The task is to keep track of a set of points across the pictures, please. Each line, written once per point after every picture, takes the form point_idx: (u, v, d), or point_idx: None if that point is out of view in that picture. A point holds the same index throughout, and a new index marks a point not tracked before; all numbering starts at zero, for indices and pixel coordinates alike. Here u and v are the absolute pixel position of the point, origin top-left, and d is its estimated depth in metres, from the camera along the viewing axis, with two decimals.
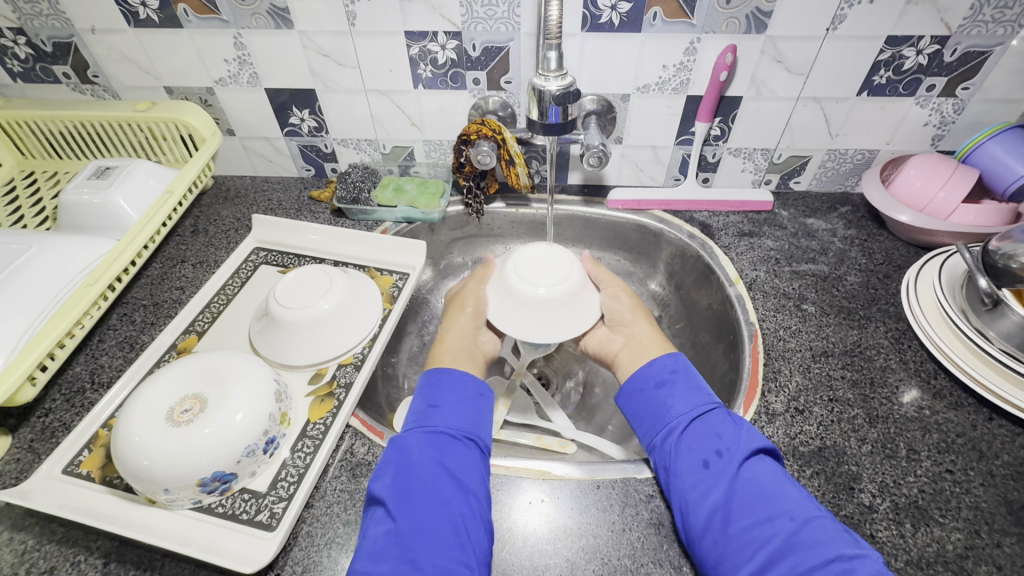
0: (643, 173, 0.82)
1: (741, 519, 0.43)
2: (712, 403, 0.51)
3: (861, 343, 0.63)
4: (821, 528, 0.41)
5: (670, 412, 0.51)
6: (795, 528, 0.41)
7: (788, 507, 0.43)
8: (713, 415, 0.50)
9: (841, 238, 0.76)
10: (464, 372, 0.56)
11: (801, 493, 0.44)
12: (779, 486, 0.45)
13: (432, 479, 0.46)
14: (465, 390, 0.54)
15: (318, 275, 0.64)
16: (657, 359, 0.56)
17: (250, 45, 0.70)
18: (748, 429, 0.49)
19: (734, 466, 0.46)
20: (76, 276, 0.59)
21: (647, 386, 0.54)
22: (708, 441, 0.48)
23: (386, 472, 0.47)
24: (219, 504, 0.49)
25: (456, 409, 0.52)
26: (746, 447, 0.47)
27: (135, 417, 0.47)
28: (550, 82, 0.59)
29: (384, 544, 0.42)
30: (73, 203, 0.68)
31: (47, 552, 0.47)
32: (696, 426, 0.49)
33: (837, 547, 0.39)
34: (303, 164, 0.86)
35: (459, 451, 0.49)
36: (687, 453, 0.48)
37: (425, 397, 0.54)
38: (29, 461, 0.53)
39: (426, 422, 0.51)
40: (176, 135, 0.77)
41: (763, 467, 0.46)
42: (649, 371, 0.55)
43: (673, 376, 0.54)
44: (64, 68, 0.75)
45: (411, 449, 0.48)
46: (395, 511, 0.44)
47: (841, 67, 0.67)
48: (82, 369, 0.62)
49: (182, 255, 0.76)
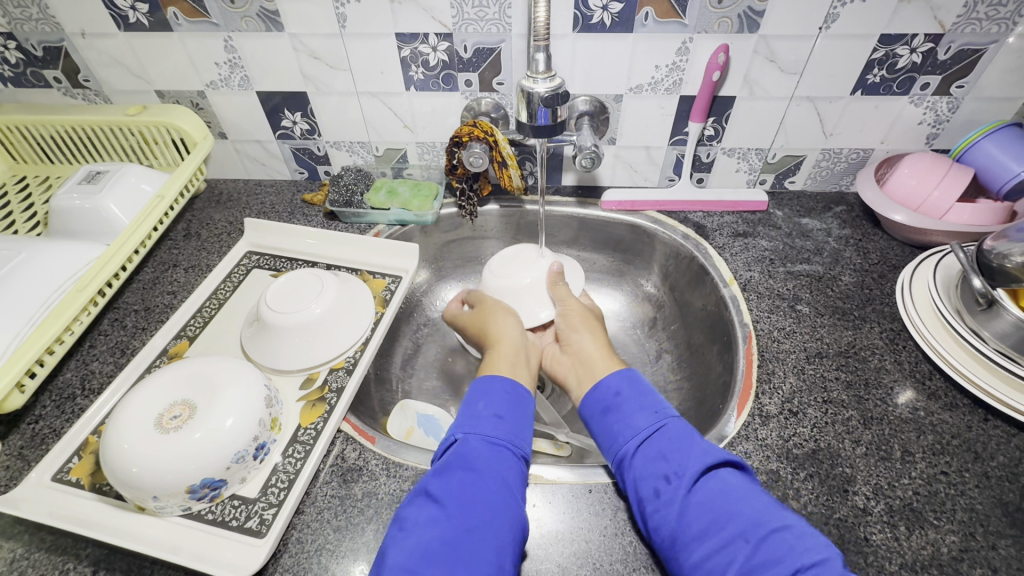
0: (637, 174, 0.82)
1: (699, 544, 0.42)
2: (661, 420, 0.50)
3: (856, 343, 0.62)
4: (777, 543, 0.40)
5: (619, 438, 0.50)
6: (751, 549, 0.40)
7: (743, 527, 0.41)
8: (661, 435, 0.49)
9: (836, 238, 0.76)
10: (515, 383, 0.56)
11: (759, 505, 0.43)
12: (736, 502, 0.43)
13: (498, 491, 0.45)
14: (519, 404, 0.54)
15: (309, 279, 0.64)
16: (603, 381, 0.55)
17: (241, 48, 0.70)
18: (700, 445, 0.47)
19: (685, 489, 0.45)
20: (66, 282, 0.59)
21: (597, 411, 0.54)
22: (659, 463, 0.47)
23: (452, 474, 0.46)
24: (209, 511, 0.49)
25: (511, 423, 0.52)
26: (695, 466, 0.45)
27: (124, 424, 0.47)
28: (539, 83, 0.58)
29: (436, 548, 0.41)
30: (64, 208, 0.67)
31: (35, 560, 0.47)
32: (643, 451, 0.49)
33: (793, 564, 0.38)
34: (296, 168, 0.86)
35: (512, 465, 0.49)
36: (641, 478, 0.47)
37: (484, 403, 0.53)
38: (19, 468, 0.53)
39: (486, 430, 0.50)
40: (167, 139, 0.76)
41: (716, 483, 0.44)
42: (596, 396, 0.55)
43: (618, 397, 0.53)
44: (55, 72, 0.75)
45: (475, 454, 0.48)
46: (455, 513, 0.44)
47: (835, 66, 0.66)
48: (74, 375, 0.61)
49: (175, 259, 0.76)
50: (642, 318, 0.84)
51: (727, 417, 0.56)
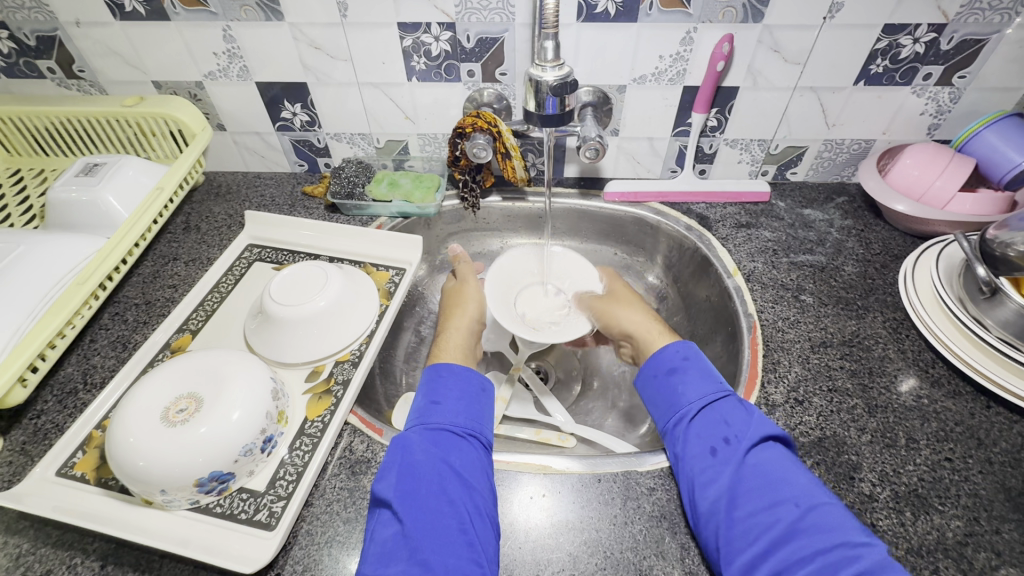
0: (639, 165, 0.82)
1: (746, 504, 0.45)
2: (724, 390, 0.53)
3: (860, 333, 0.63)
4: (824, 515, 0.43)
5: (681, 400, 0.53)
6: (800, 514, 0.43)
7: (794, 494, 0.44)
8: (725, 403, 0.52)
9: (839, 228, 0.76)
10: (463, 367, 0.58)
11: (808, 478, 0.46)
12: (787, 473, 0.46)
13: (437, 477, 0.47)
14: (465, 384, 0.56)
15: (314, 272, 0.63)
16: (668, 346, 0.58)
17: (240, 37, 0.69)
18: (757, 415, 0.50)
19: (741, 453, 0.48)
20: (67, 275, 0.58)
21: (659, 372, 0.57)
22: (720, 425, 0.50)
23: (390, 472, 0.47)
24: (218, 504, 0.48)
25: (458, 405, 0.53)
26: (754, 434, 0.48)
27: (131, 417, 0.47)
28: (548, 72, 0.57)
29: (392, 547, 0.43)
30: (62, 201, 0.66)
31: (42, 555, 0.47)
32: (706, 414, 0.51)
33: (841, 535, 0.41)
34: (296, 160, 0.85)
35: (462, 448, 0.50)
36: (698, 437, 0.50)
37: (424, 394, 0.55)
38: (22, 463, 0.53)
39: (428, 420, 0.52)
40: (165, 130, 0.75)
41: (770, 453, 0.47)
42: (662, 358, 0.58)
43: (686, 362, 0.56)
44: (49, 63, 0.74)
45: (413, 448, 0.49)
46: (402, 512, 0.44)
47: (838, 56, 0.66)
48: (75, 370, 0.61)
49: (175, 253, 0.75)
50: None
51: None
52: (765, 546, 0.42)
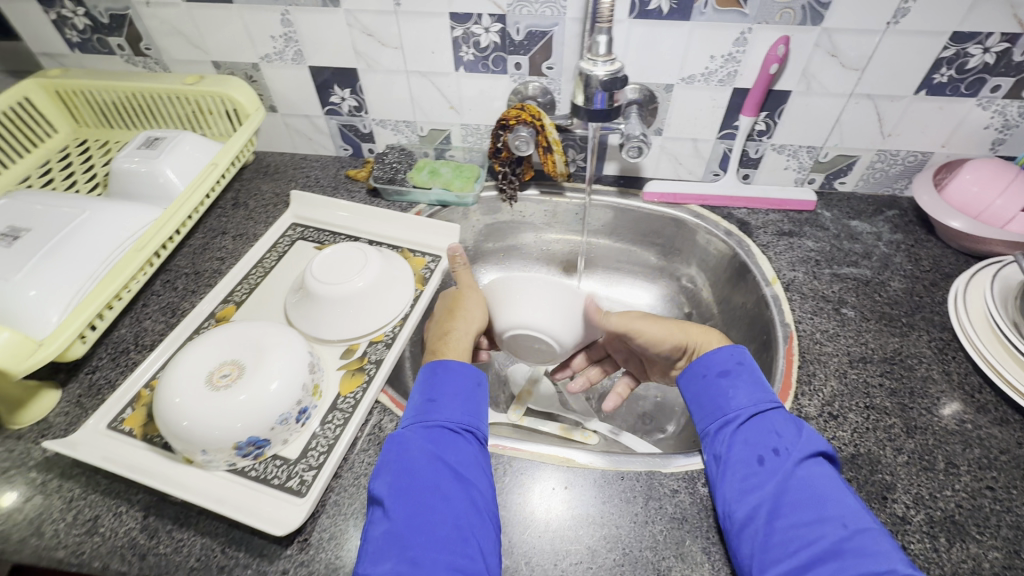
0: (681, 167, 0.81)
1: (788, 516, 0.44)
2: (775, 400, 0.51)
3: (902, 351, 0.61)
4: (872, 539, 0.41)
5: (729, 403, 0.52)
6: (845, 535, 0.42)
7: (842, 514, 0.43)
8: (776, 413, 0.50)
9: (887, 242, 0.74)
10: (459, 362, 0.55)
11: (857, 501, 0.44)
12: (836, 492, 0.44)
13: (432, 476, 0.46)
14: (463, 380, 0.53)
15: (353, 253, 0.65)
16: (722, 348, 0.56)
17: (297, 22, 0.71)
18: (809, 430, 0.49)
19: (791, 464, 0.46)
20: (126, 241, 0.62)
21: (709, 373, 0.55)
22: (769, 435, 0.49)
23: (385, 469, 0.47)
24: (252, 468, 0.50)
25: (456, 403, 0.52)
26: (806, 448, 0.47)
27: (178, 378, 0.49)
28: (598, 66, 0.57)
29: (383, 545, 0.43)
30: (124, 171, 0.70)
31: (91, 501, 0.50)
32: (755, 421, 0.50)
33: (890, 562, 0.39)
34: (341, 144, 0.87)
35: (458, 446, 0.49)
36: (746, 443, 0.49)
37: (423, 389, 0.53)
38: (77, 414, 0.56)
39: (425, 418, 0.50)
40: (221, 109, 0.78)
41: (818, 469, 0.46)
42: (714, 360, 0.56)
43: (739, 367, 0.54)
44: (119, 40, 0.78)
45: (410, 445, 0.48)
46: (393, 510, 0.44)
47: (899, 64, 0.64)
48: (128, 331, 0.64)
49: (223, 227, 0.78)
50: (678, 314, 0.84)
51: None
52: (806, 560, 0.41)
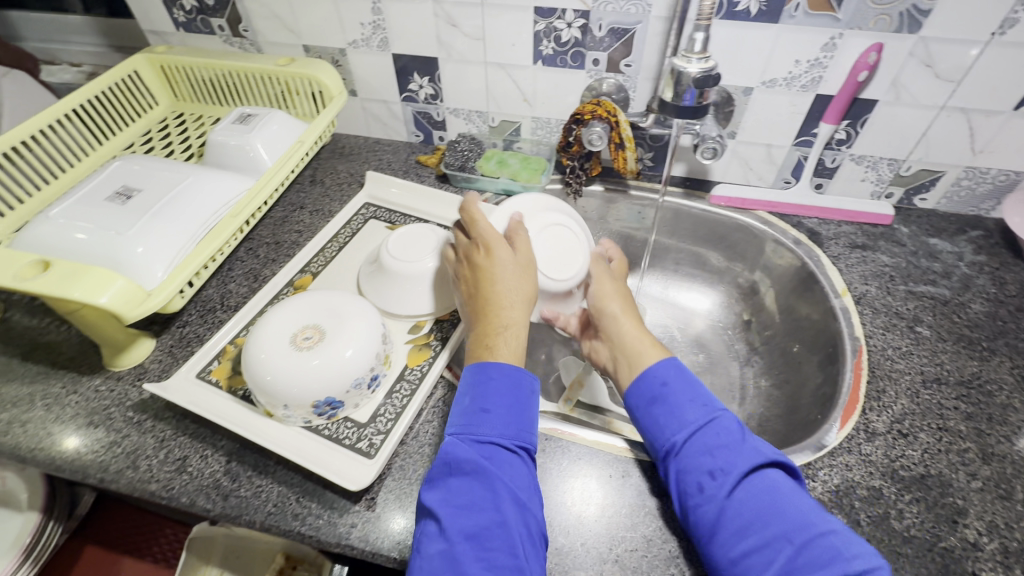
0: (751, 172, 0.80)
1: (738, 544, 0.41)
2: (711, 413, 0.47)
3: (981, 375, 0.58)
4: (822, 547, 0.39)
5: (663, 432, 0.48)
6: (793, 553, 0.39)
7: (786, 529, 0.40)
8: (711, 427, 0.47)
9: (969, 263, 0.71)
10: (511, 364, 0.50)
11: (804, 505, 0.41)
12: (779, 504, 0.41)
13: (488, 496, 0.43)
14: (516, 390, 0.49)
15: (425, 234, 0.67)
16: (650, 368, 0.52)
17: (387, 11, 0.74)
18: (746, 439, 0.45)
19: (728, 488, 0.43)
20: (222, 208, 0.66)
21: (641, 401, 0.51)
22: (704, 458, 0.45)
23: (439, 484, 0.45)
24: (325, 427, 0.54)
25: (508, 416, 0.48)
26: (744, 464, 0.44)
27: (264, 337, 0.53)
28: (693, 63, 0.58)
29: (439, 567, 0.40)
30: (220, 143, 0.75)
31: (181, 443, 0.54)
32: (689, 445, 0.46)
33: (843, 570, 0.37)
34: (413, 130, 0.91)
35: (513, 464, 0.46)
36: (686, 471, 0.45)
37: (472, 396, 0.49)
38: (169, 363, 0.61)
39: (475, 429, 0.47)
40: (308, 90, 0.82)
41: (761, 483, 0.43)
42: (643, 382, 0.51)
43: (666, 388, 0.50)
44: (220, 21, 0.83)
45: (462, 459, 0.45)
46: (449, 530, 0.42)
47: (1000, 77, 0.61)
48: (215, 292, 0.69)
49: (302, 201, 0.83)
50: (735, 320, 0.85)
51: (830, 428, 0.55)
52: None
